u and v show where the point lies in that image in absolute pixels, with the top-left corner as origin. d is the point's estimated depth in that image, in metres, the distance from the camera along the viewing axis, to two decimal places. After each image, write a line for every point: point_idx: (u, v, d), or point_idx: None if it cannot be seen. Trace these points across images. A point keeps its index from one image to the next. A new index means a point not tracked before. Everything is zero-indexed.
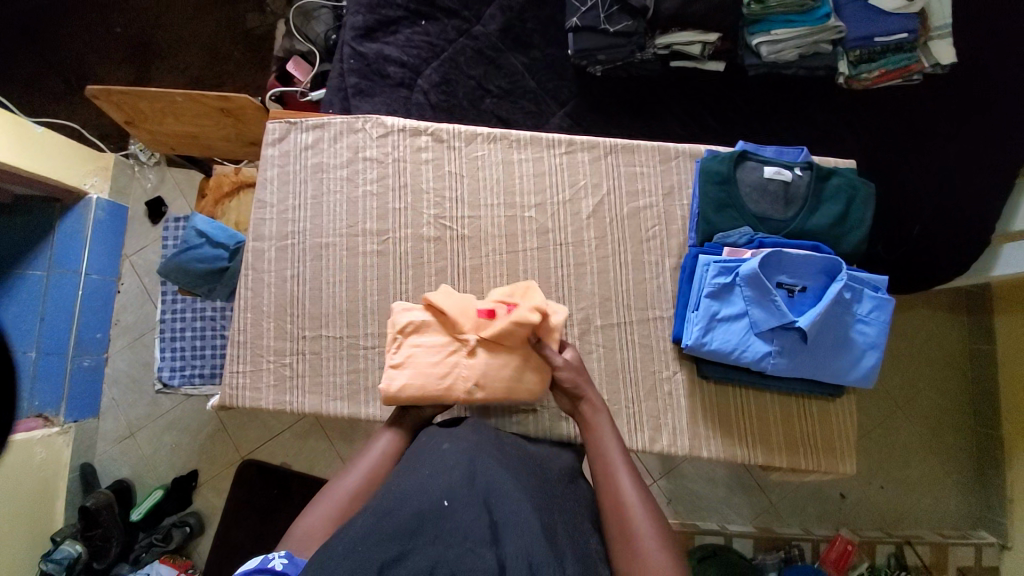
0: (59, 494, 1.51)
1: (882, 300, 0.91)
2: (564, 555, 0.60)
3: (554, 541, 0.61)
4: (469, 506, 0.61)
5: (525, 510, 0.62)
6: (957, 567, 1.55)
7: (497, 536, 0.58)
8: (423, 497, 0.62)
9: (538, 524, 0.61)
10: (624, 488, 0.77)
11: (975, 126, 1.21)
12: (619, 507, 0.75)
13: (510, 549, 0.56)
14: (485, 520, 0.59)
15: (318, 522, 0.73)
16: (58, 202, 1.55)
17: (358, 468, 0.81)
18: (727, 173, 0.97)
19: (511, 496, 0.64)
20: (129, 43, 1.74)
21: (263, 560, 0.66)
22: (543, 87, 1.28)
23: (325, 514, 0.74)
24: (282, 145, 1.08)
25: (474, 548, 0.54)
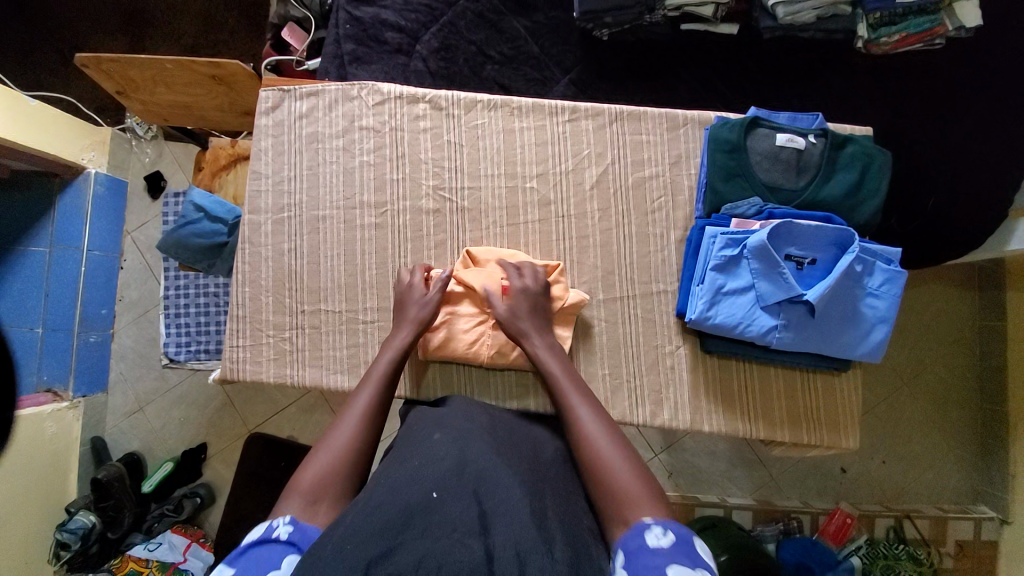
0: (71, 466, 1.55)
1: (894, 272, 0.88)
2: (554, 537, 0.60)
3: (543, 524, 0.61)
4: (458, 497, 0.62)
5: (514, 499, 0.63)
6: (955, 540, 1.56)
7: (486, 526, 0.59)
8: (412, 489, 0.64)
9: (527, 509, 0.62)
10: (582, 421, 0.79)
11: (1003, 91, 1.14)
12: (582, 439, 0.77)
13: (499, 538, 0.57)
14: (474, 512, 0.60)
15: (324, 477, 0.72)
16: (57, 177, 1.53)
17: (353, 419, 0.80)
18: (737, 141, 0.94)
19: (500, 486, 0.65)
20: (121, 11, 1.68)
21: (268, 528, 0.64)
22: (546, 52, 1.22)
23: (327, 466, 0.73)
24: (275, 114, 1.04)
25: (462, 539, 0.56)
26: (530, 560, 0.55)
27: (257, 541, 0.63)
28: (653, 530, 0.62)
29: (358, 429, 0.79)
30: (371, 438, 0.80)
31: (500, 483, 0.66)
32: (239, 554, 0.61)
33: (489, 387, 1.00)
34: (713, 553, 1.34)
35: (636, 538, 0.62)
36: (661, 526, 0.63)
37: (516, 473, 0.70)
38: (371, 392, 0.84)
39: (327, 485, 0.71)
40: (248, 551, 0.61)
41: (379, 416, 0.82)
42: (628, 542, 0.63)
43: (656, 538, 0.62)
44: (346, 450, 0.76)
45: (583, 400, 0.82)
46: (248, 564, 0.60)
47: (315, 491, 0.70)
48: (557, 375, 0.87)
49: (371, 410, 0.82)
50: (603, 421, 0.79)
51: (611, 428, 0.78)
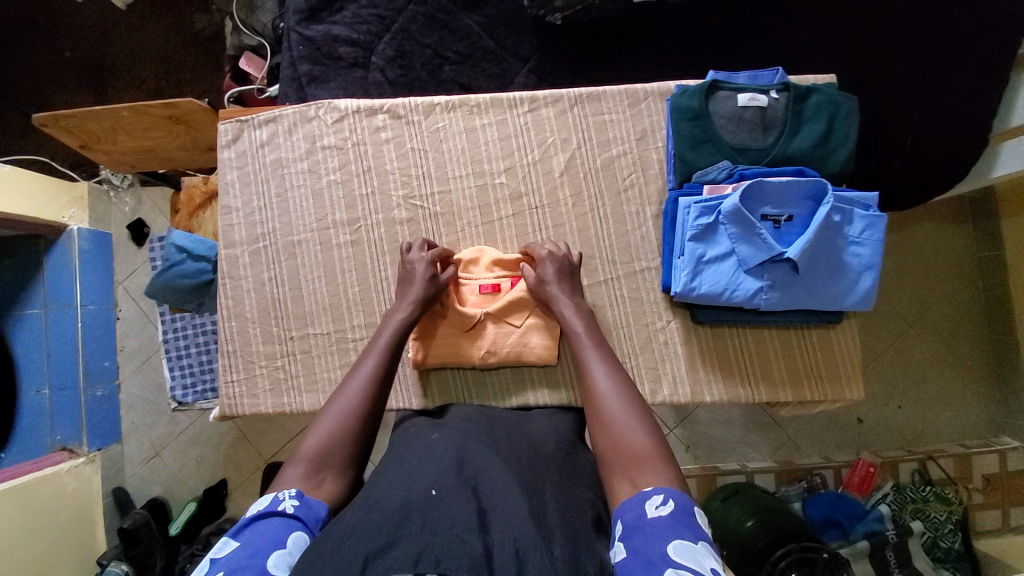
0: (97, 519, 1.57)
1: (874, 217, 0.87)
2: (553, 535, 0.59)
3: (542, 522, 0.61)
4: (457, 495, 0.62)
5: (511, 495, 0.64)
6: (983, 475, 1.52)
7: (486, 524, 0.58)
8: (409, 488, 0.64)
9: (525, 505, 0.62)
10: (597, 379, 0.78)
11: (972, 16, 1.10)
12: (596, 396, 0.76)
13: (498, 535, 0.57)
14: (472, 508, 0.60)
15: (328, 443, 0.71)
16: (42, 238, 1.55)
17: (356, 386, 0.78)
18: (698, 109, 0.93)
19: (498, 482, 0.66)
20: (81, 65, 1.68)
21: (273, 501, 0.63)
22: (502, 45, 1.21)
23: (330, 432, 0.72)
24: (237, 145, 1.04)
25: (461, 535, 0.55)
26: (529, 557, 0.55)
27: (262, 513, 0.61)
28: (653, 499, 0.61)
29: (360, 398, 0.77)
30: (374, 406, 0.78)
31: (498, 478, 0.67)
32: (245, 527, 0.59)
33: (486, 389, 1.00)
34: (739, 519, 1.34)
35: (636, 504, 0.62)
36: (662, 495, 0.62)
37: (512, 469, 0.69)
38: (374, 360, 0.82)
39: (331, 452, 0.70)
40: (254, 524, 0.60)
41: (382, 382, 0.80)
42: (627, 510, 0.62)
43: (655, 508, 0.61)
44: (349, 415, 0.75)
45: (600, 358, 0.81)
46: (254, 536, 0.58)
47: (320, 458, 0.69)
48: (578, 332, 0.86)
49: (375, 377, 0.80)
50: (620, 379, 0.78)
51: (626, 389, 0.76)
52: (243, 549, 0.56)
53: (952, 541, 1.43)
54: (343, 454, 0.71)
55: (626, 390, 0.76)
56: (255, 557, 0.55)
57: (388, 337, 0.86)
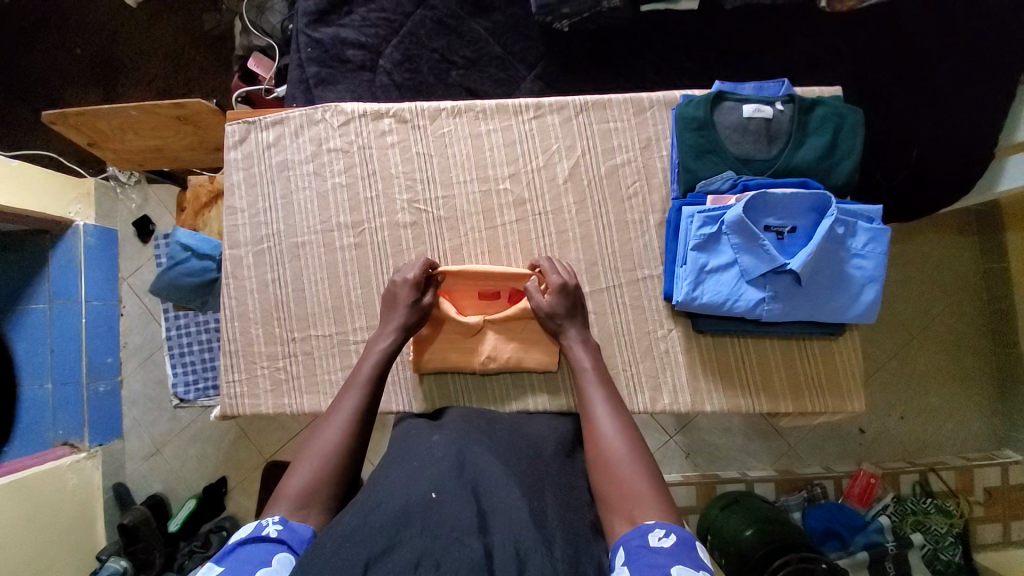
0: (97, 515, 1.58)
1: (878, 230, 0.87)
2: (553, 538, 0.59)
3: (542, 523, 0.61)
4: (458, 498, 0.62)
5: (512, 498, 0.63)
6: (984, 488, 1.51)
7: (485, 525, 0.58)
8: (410, 491, 0.64)
9: (525, 508, 0.62)
10: (600, 419, 0.77)
11: (981, 28, 1.09)
12: (598, 436, 0.75)
13: (498, 537, 0.57)
14: (472, 511, 0.60)
15: (312, 483, 0.70)
16: (49, 234, 1.56)
17: (340, 423, 0.77)
18: (703, 118, 0.93)
19: (499, 485, 0.66)
20: (92, 63, 1.70)
21: (256, 527, 0.63)
22: (509, 50, 1.21)
23: (314, 470, 0.71)
24: (243, 146, 1.05)
25: (461, 538, 0.55)
26: (529, 559, 0.55)
27: (245, 539, 0.61)
28: (654, 531, 0.60)
29: (344, 434, 0.77)
30: (358, 442, 0.78)
31: (499, 482, 0.66)
32: (227, 553, 0.59)
33: (486, 394, 1.00)
34: (738, 528, 1.34)
35: (637, 537, 0.60)
36: (664, 528, 0.60)
37: (513, 473, 0.69)
38: (357, 395, 0.82)
39: (316, 492, 0.69)
40: (237, 550, 0.59)
41: (365, 416, 0.80)
42: (629, 539, 0.61)
43: (658, 539, 0.59)
44: (333, 453, 0.74)
45: (604, 397, 0.80)
46: (237, 562, 0.58)
47: (304, 499, 0.68)
48: (585, 369, 0.86)
49: (359, 411, 0.80)
50: (621, 418, 0.77)
51: (629, 429, 0.75)
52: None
53: (951, 554, 1.41)
54: (328, 493, 0.70)
55: (627, 430, 0.75)
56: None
57: (371, 369, 0.86)
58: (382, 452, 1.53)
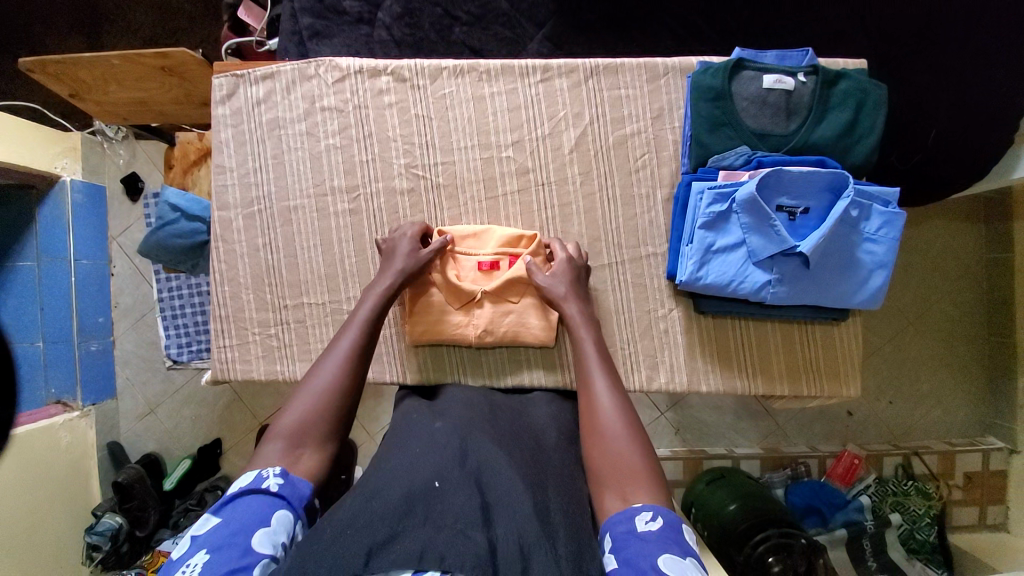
0: (93, 472, 1.59)
1: (893, 214, 0.84)
2: (557, 533, 0.59)
3: (546, 518, 0.60)
4: (460, 487, 0.62)
5: (516, 491, 0.62)
6: (965, 472, 1.54)
7: (489, 518, 0.58)
8: (412, 478, 0.63)
9: (529, 501, 0.61)
10: (600, 393, 0.75)
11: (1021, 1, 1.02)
12: (596, 409, 0.73)
13: (501, 530, 0.57)
14: (476, 503, 0.60)
15: (307, 419, 0.69)
16: (34, 189, 1.50)
17: (334, 362, 0.75)
18: (720, 88, 0.88)
19: (503, 475, 0.65)
20: (73, 6, 1.59)
21: (256, 479, 0.61)
22: (517, 6, 1.13)
23: (308, 410, 0.71)
24: (232, 102, 0.99)
25: (464, 530, 0.55)
26: (533, 556, 0.55)
27: (244, 490, 0.60)
28: (642, 514, 0.60)
29: (340, 372, 0.75)
30: (356, 379, 0.76)
31: (502, 472, 0.65)
32: (226, 504, 0.58)
33: (481, 366, 0.99)
34: (722, 501, 1.37)
35: (624, 522, 0.60)
36: (650, 511, 0.60)
37: (516, 463, 0.68)
38: (355, 332, 0.80)
39: (311, 428, 0.69)
40: (235, 502, 0.58)
41: (362, 358, 0.78)
42: (616, 524, 0.61)
43: (645, 523, 0.59)
44: (329, 391, 0.73)
45: (601, 368, 0.78)
46: (235, 515, 0.57)
47: (299, 435, 0.68)
48: (580, 330, 0.83)
49: (356, 348, 0.78)
50: (617, 388, 0.75)
51: (624, 401, 0.74)
52: (224, 528, 0.55)
53: (926, 535, 1.45)
54: (324, 429, 0.70)
55: (626, 407, 0.73)
56: (238, 535, 0.55)
57: (369, 311, 0.83)
58: (377, 421, 1.54)
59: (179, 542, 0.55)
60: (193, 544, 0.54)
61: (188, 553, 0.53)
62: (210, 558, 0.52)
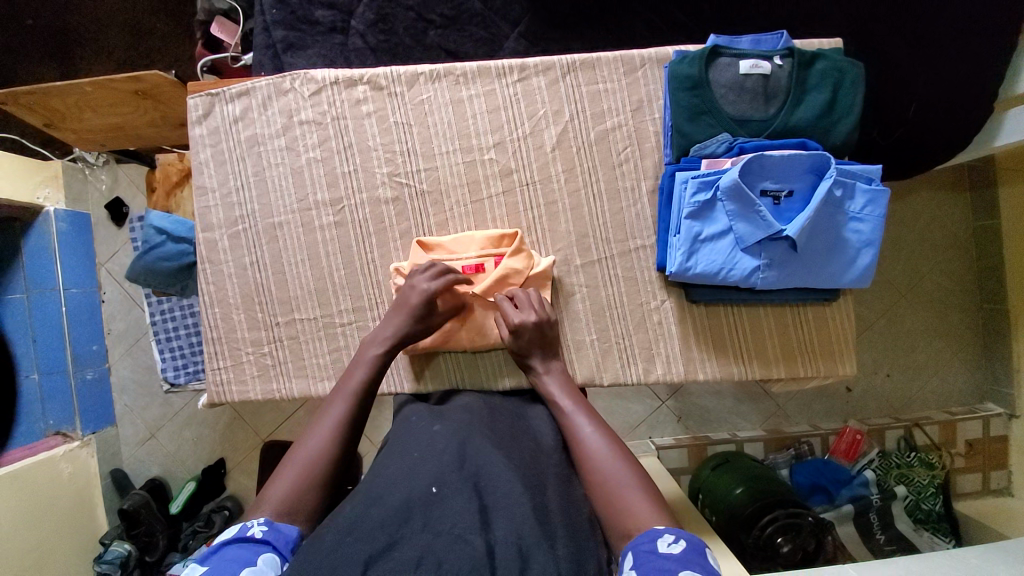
0: (98, 501, 1.58)
1: (876, 192, 0.84)
2: (556, 534, 0.59)
3: (545, 519, 0.61)
4: (459, 492, 0.61)
5: (515, 493, 0.62)
6: (966, 440, 1.55)
7: (487, 521, 0.58)
8: (411, 485, 0.63)
9: (528, 503, 0.61)
10: (585, 437, 0.75)
11: None
12: (585, 455, 0.73)
13: (500, 533, 0.57)
14: (475, 507, 0.59)
15: (295, 491, 0.68)
16: (18, 221, 1.49)
17: (325, 429, 0.75)
18: (698, 77, 0.88)
19: (501, 478, 0.65)
20: (44, 33, 1.57)
21: (241, 529, 0.62)
22: (490, 6, 1.12)
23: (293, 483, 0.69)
24: (208, 121, 0.98)
25: (463, 535, 0.55)
26: (531, 556, 0.55)
27: (229, 540, 0.61)
28: (664, 536, 0.60)
29: (330, 440, 0.74)
30: (347, 446, 0.75)
31: (500, 475, 0.65)
32: (211, 554, 0.59)
33: (478, 371, 0.98)
34: (728, 488, 1.36)
35: (646, 542, 0.60)
36: (673, 534, 0.60)
37: (514, 464, 0.68)
38: (347, 397, 0.79)
39: (300, 500, 0.68)
40: (221, 551, 0.59)
41: (348, 430, 0.76)
42: (638, 543, 0.61)
43: (667, 545, 0.59)
44: (319, 460, 0.72)
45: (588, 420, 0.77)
46: (220, 561, 0.57)
47: (288, 506, 0.67)
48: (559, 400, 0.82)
49: (348, 415, 0.77)
50: (608, 435, 0.74)
51: (617, 446, 0.73)
52: (208, 574, 0.56)
53: (932, 504, 1.46)
54: (314, 500, 0.69)
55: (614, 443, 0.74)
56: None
57: (361, 378, 0.82)
58: (380, 429, 1.54)
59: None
60: None
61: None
62: None
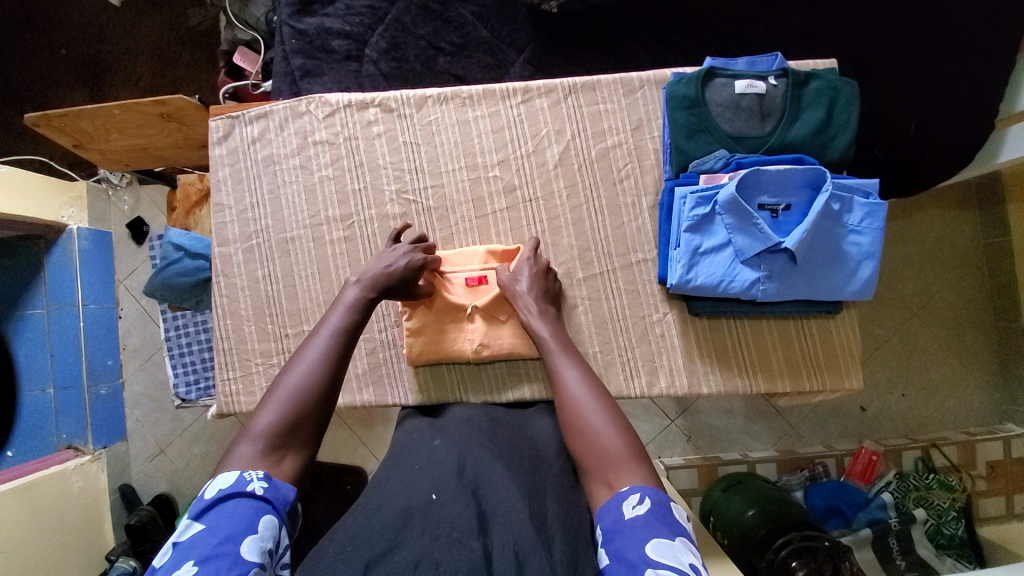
0: (105, 516, 1.59)
1: (874, 205, 0.85)
2: (553, 538, 0.59)
3: (542, 524, 0.61)
4: (457, 499, 0.62)
5: (512, 500, 0.63)
6: (986, 462, 1.51)
7: (485, 526, 0.59)
8: (411, 494, 0.64)
9: (526, 509, 0.62)
10: (571, 385, 0.74)
11: None
12: (571, 403, 0.72)
13: (497, 538, 0.57)
14: (473, 512, 0.60)
15: (282, 420, 0.67)
16: (42, 239, 1.55)
17: (308, 363, 0.73)
18: (694, 96, 0.91)
19: (499, 486, 0.66)
20: (77, 63, 1.67)
21: (239, 481, 0.60)
22: (498, 35, 1.18)
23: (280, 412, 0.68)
24: (228, 142, 1.03)
25: (461, 539, 0.56)
26: (528, 560, 0.55)
27: (227, 494, 0.58)
28: (629, 498, 0.60)
29: (311, 378, 0.72)
30: (332, 377, 0.74)
31: (499, 483, 0.66)
32: (208, 509, 0.56)
33: (481, 383, 0.99)
34: (739, 509, 1.34)
35: (611, 511, 0.60)
36: (638, 494, 0.60)
37: (513, 473, 0.69)
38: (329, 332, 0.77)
39: (288, 430, 0.67)
40: (219, 505, 0.57)
41: (337, 362, 0.75)
42: (605, 515, 0.60)
43: (632, 508, 0.59)
44: (303, 391, 0.71)
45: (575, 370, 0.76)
46: (218, 520, 0.55)
47: (277, 436, 0.66)
48: (551, 346, 0.81)
49: (330, 347, 0.75)
50: (592, 384, 0.74)
51: (601, 394, 0.73)
52: (209, 536, 0.54)
53: (955, 529, 1.40)
54: (302, 430, 0.68)
55: (599, 393, 0.73)
56: (226, 544, 0.53)
57: (343, 316, 0.80)
58: (386, 445, 1.54)
59: (160, 553, 0.54)
60: (178, 554, 0.53)
61: (173, 564, 0.52)
62: (198, 570, 0.51)
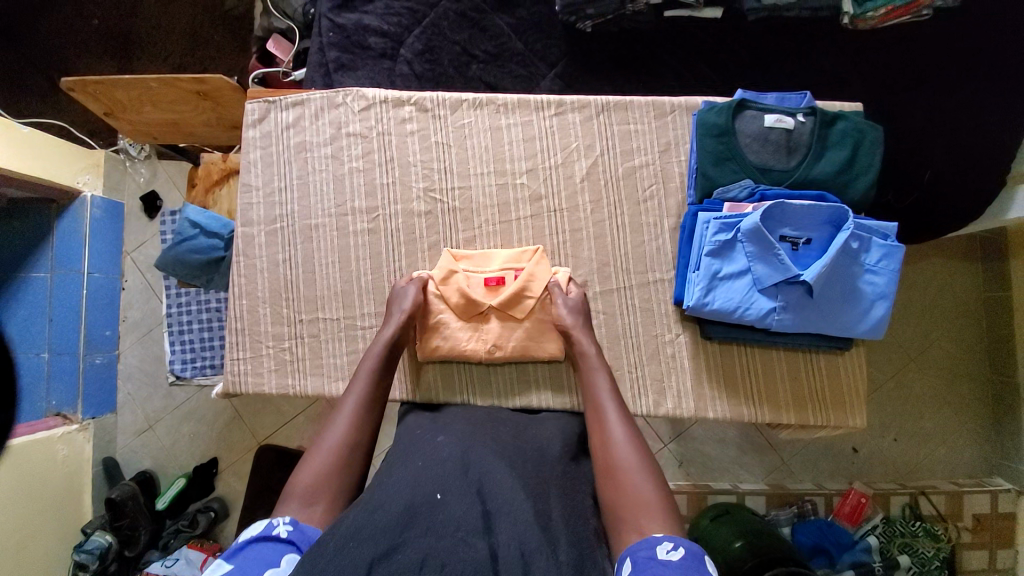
0: (86, 489, 1.57)
1: (893, 247, 0.87)
2: (558, 540, 0.60)
3: (546, 524, 0.61)
4: (462, 497, 0.63)
5: (518, 499, 0.63)
6: (973, 514, 1.52)
7: (490, 525, 0.59)
8: (416, 490, 0.64)
9: (531, 509, 0.62)
10: (611, 429, 0.75)
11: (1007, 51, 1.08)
12: (606, 444, 0.74)
13: (502, 538, 0.58)
14: (477, 512, 0.61)
15: (318, 477, 0.70)
16: (55, 203, 1.55)
17: (344, 419, 0.77)
18: (725, 125, 0.93)
19: (504, 485, 0.65)
20: (110, 35, 1.69)
21: (267, 526, 0.63)
22: (531, 48, 1.20)
23: (319, 469, 0.71)
24: (262, 125, 1.05)
25: (466, 539, 0.57)
26: (533, 561, 0.56)
27: (255, 538, 0.62)
28: (663, 543, 0.59)
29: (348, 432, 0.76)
30: (364, 435, 0.77)
31: (505, 481, 0.66)
32: (238, 550, 0.60)
33: (490, 388, 1.00)
34: (728, 539, 1.32)
35: (645, 549, 0.60)
36: (672, 540, 0.59)
37: (518, 473, 0.69)
38: (361, 388, 0.82)
39: (322, 486, 0.70)
40: (246, 548, 0.60)
41: (368, 414, 0.80)
42: (637, 551, 0.60)
43: (666, 551, 0.58)
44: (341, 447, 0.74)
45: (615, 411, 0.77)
46: (247, 561, 0.58)
47: (311, 492, 0.69)
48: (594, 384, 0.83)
49: (359, 406, 0.80)
50: (630, 429, 0.75)
51: (638, 440, 0.73)
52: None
53: None
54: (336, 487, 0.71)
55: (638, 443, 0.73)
56: None
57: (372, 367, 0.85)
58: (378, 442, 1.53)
59: None
60: None
61: None
62: None
